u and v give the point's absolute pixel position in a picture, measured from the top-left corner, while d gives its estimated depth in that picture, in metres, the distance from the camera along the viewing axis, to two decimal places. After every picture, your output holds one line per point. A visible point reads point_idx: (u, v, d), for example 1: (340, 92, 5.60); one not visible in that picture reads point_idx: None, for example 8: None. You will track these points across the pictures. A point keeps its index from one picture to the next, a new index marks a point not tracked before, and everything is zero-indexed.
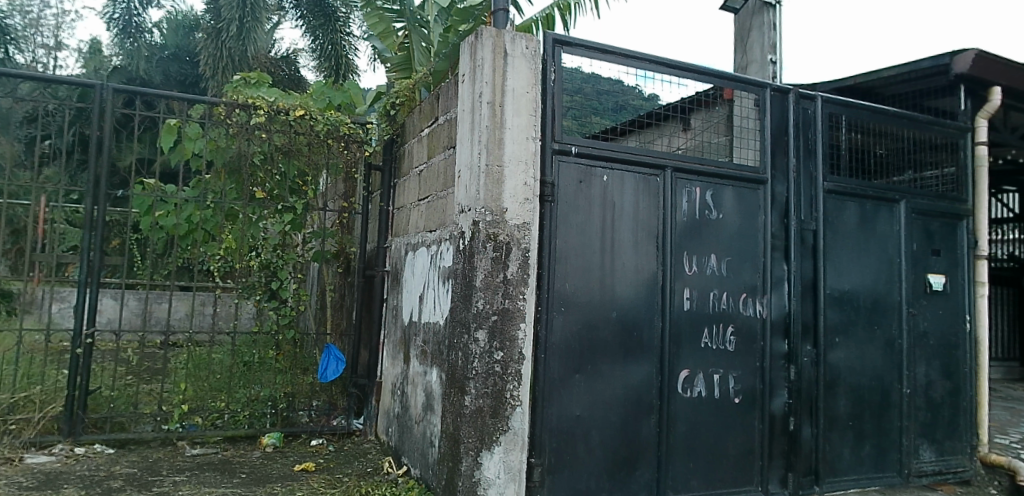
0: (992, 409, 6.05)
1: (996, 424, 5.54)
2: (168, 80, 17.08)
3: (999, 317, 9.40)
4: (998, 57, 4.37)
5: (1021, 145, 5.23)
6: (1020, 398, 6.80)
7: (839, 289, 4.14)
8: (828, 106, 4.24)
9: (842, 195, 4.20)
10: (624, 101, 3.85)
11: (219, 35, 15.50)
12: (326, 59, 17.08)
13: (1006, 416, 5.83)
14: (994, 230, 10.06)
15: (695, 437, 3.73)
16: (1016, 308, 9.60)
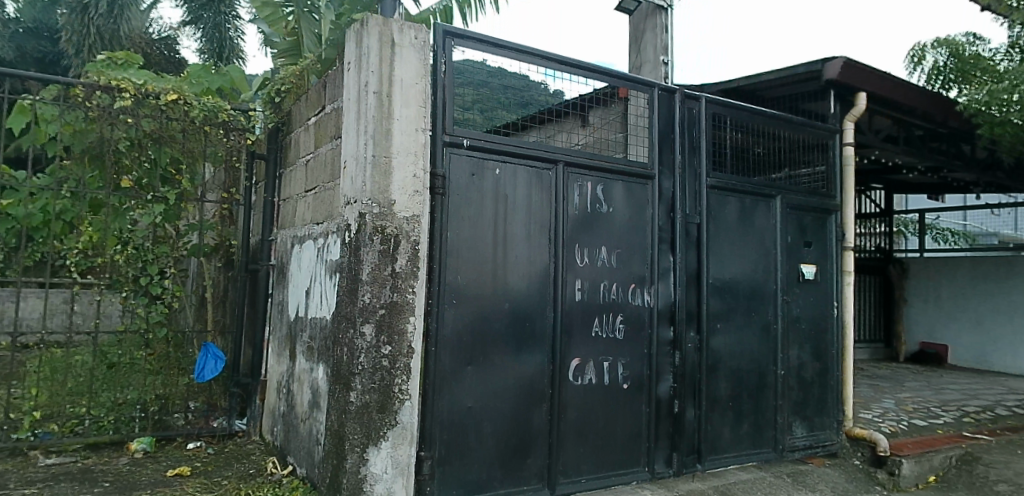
0: (858, 387, 6.61)
1: (861, 400, 6.06)
2: (23, 56, 15.59)
3: (867, 303, 10.36)
4: (863, 64, 4.73)
5: (882, 145, 5.71)
6: (882, 376, 7.48)
7: (720, 278, 4.37)
8: (712, 107, 4.46)
9: (723, 190, 4.43)
10: (530, 97, 3.94)
11: (85, 10, 14.34)
12: (212, 39, 16.67)
13: (869, 393, 6.38)
14: (863, 223, 10.72)
15: (585, 423, 3.84)
16: (882, 295, 10.56)
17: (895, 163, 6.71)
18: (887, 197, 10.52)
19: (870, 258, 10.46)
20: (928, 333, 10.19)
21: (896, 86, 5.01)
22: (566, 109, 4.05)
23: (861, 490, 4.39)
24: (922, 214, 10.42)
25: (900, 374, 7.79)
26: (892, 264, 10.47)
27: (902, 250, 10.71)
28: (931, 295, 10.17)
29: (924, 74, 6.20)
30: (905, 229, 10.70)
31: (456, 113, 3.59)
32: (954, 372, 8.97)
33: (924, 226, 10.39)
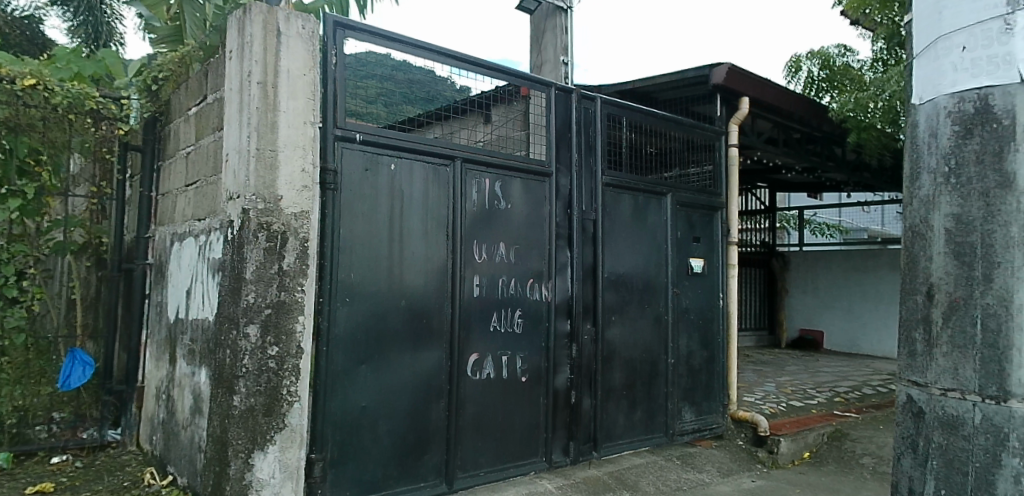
0: (744, 373, 7.08)
1: (746, 384, 6.48)
2: None
3: (750, 295, 11.06)
4: (745, 71, 5.07)
5: (763, 147, 6.11)
6: (765, 361, 8.05)
7: (615, 272, 4.54)
8: (607, 107, 4.61)
9: (618, 187, 4.60)
10: (437, 91, 3.99)
11: None
12: (84, 21, 15.53)
13: (753, 377, 6.85)
14: (748, 218, 11.38)
15: (484, 418, 3.88)
16: (765, 285, 11.32)
17: (776, 163, 7.23)
18: (771, 195, 11.26)
19: (754, 251, 11.18)
20: (806, 320, 11.04)
21: (775, 92, 5.39)
22: (466, 106, 4.08)
23: (742, 469, 4.70)
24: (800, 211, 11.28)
25: (780, 359, 8.39)
26: (776, 257, 11.24)
27: (785, 243, 11.47)
28: (809, 286, 11.02)
29: (801, 83, 6.70)
30: (787, 224, 11.55)
31: (358, 105, 3.63)
32: (827, 356, 9.78)
33: (802, 220, 11.27)
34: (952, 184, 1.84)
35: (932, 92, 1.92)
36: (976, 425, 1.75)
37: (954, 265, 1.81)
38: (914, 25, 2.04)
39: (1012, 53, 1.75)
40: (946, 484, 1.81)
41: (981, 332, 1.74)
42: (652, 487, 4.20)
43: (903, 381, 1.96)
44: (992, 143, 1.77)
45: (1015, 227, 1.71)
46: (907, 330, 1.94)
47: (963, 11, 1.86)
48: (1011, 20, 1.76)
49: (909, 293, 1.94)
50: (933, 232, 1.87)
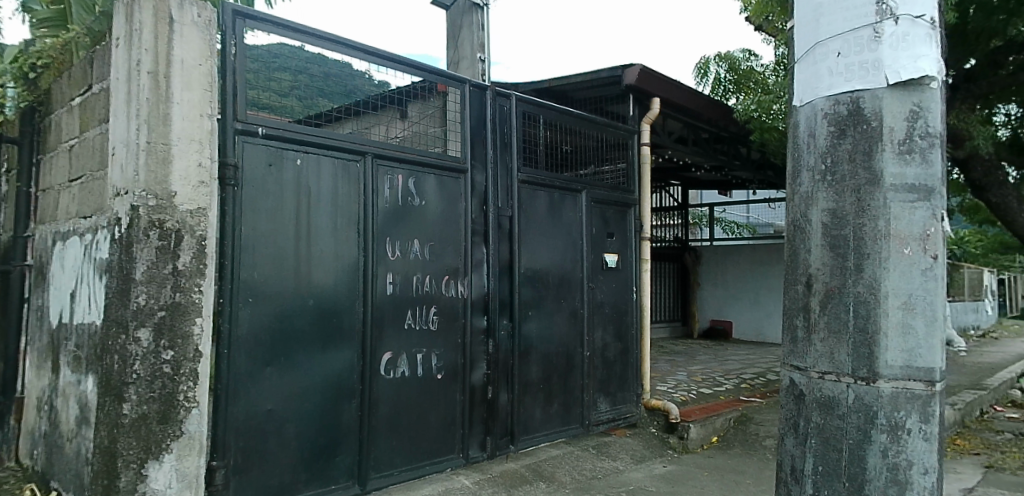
0: (658, 363, 7.35)
1: (659, 373, 6.73)
2: None
3: (664, 288, 11.45)
4: (655, 72, 5.24)
5: (673, 146, 6.40)
6: (678, 351, 8.39)
7: (531, 268, 4.60)
8: (522, 105, 4.64)
9: (534, 184, 4.65)
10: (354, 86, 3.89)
11: None
12: None
13: (665, 367, 7.13)
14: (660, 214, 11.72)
15: (398, 416, 3.84)
16: (678, 279, 11.77)
17: (686, 162, 7.56)
18: (682, 192, 11.56)
19: (666, 246, 11.52)
20: (717, 311, 11.62)
21: (685, 94, 5.60)
22: (385, 102, 4.00)
23: (654, 455, 4.89)
24: (711, 208, 11.62)
25: (692, 349, 8.78)
26: (688, 252, 11.66)
27: (698, 238, 11.89)
28: (720, 278, 11.57)
29: (708, 85, 7.02)
30: (699, 221, 11.84)
31: (269, 98, 3.49)
32: (736, 345, 10.32)
33: (712, 217, 11.62)
34: (826, 179, 1.71)
35: (810, 94, 1.78)
36: (849, 405, 1.63)
37: (828, 257, 1.69)
38: (795, 30, 1.86)
39: (880, 60, 1.63)
40: (821, 460, 1.68)
41: (853, 319, 1.63)
42: (567, 477, 4.31)
43: (786, 366, 1.80)
44: (863, 142, 1.66)
45: (881, 220, 1.61)
46: (790, 319, 1.80)
47: (837, 19, 1.71)
48: (879, 29, 1.63)
49: (791, 283, 1.80)
50: (811, 225, 1.74)
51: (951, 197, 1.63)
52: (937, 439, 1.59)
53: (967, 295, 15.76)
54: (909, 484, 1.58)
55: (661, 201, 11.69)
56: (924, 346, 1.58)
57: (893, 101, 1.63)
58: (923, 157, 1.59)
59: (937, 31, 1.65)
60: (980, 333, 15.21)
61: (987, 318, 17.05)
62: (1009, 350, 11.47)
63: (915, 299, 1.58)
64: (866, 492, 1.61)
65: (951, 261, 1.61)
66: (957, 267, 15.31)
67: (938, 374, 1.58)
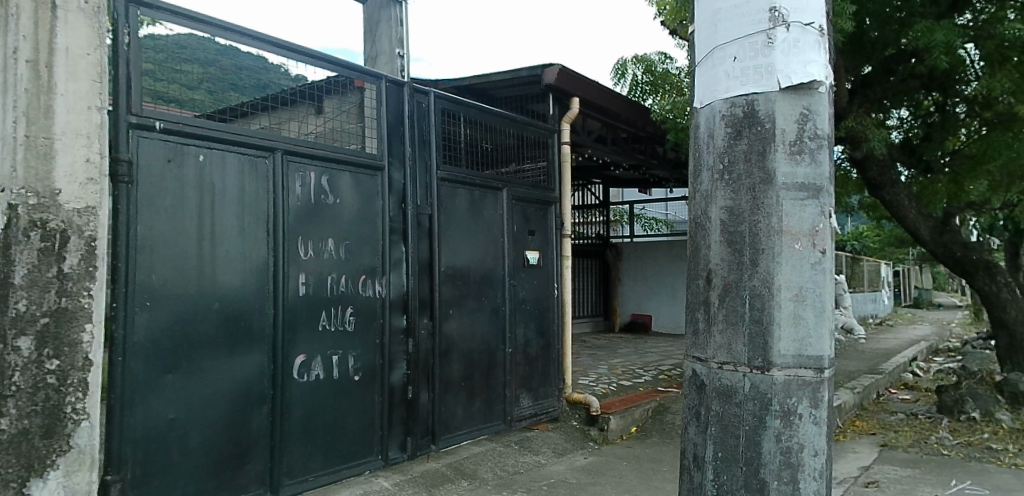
0: (580, 357, 7.50)
1: (580, 367, 6.86)
2: None
3: (587, 284, 11.72)
4: (574, 72, 5.32)
5: (592, 144, 6.53)
6: (600, 345, 8.59)
7: (452, 266, 4.58)
8: (441, 102, 4.60)
9: (454, 182, 4.62)
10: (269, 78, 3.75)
11: None
12: None
13: (587, 361, 7.28)
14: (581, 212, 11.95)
15: (312, 420, 3.74)
16: (601, 275, 12.08)
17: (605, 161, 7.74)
18: (604, 190, 11.81)
19: (588, 243, 11.82)
20: (637, 305, 11.98)
21: (603, 93, 5.72)
22: (294, 96, 3.86)
23: (576, 447, 4.98)
24: (631, 206, 11.89)
25: (613, 342, 8.99)
26: (609, 248, 12.02)
27: (619, 235, 12.20)
28: (639, 273, 11.92)
29: (626, 86, 7.22)
30: (620, 219, 12.14)
31: (176, 90, 3.32)
32: (654, 338, 10.67)
33: (633, 215, 11.96)
34: (725, 178, 1.78)
35: (710, 96, 1.84)
36: (745, 393, 1.71)
37: (725, 253, 1.76)
38: (695, 34, 1.94)
39: (773, 65, 1.72)
40: (720, 446, 1.75)
41: (749, 311, 1.70)
42: (490, 474, 4.33)
43: (688, 357, 1.87)
44: (758, 142, 1.73)
45: (774, 217, 1.69)
46: (692, 312, 1.87)
47: (734, 25, 1.78)
48: (772, 35, 1.71)
49: (693, 277, 1.86)
50: (711, 222, 1.80)
51: (837, 196, 1.74)
52: (825, 422, 1.70)
53: (865, 285, 16.95)
54: (801, 466, 1.68)
55: (583, 199, 11.85)
56: (813, 334, 1.67)
57: (784, 104, 1.72)
58: (811, 158, 1.68)
59: (825, 37, 1.76)
60: (875, 320, 16.37)
61: (883, 307, 18.36)
62: (901, 336, 12.41)
63: (807, 290, 1.67)
64: (761, 476, 1.69)
65: (837, 255, 1.72)
66: (856, 259, 16.42)
67: (826, 362, 1.69)
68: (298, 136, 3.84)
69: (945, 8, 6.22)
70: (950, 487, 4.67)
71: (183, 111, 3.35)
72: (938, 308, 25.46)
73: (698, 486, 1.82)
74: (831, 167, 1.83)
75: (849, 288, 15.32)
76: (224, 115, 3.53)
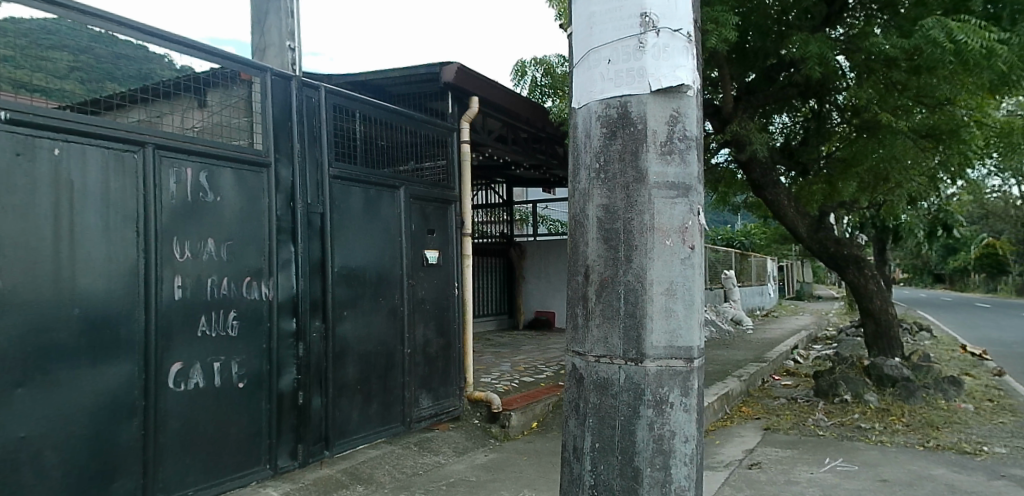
0: (483, 355, 7.53)
1: (484, 366, 6.89)
2: None
3: (491, 283, 11.79)
4: (473, 72, 5.30)
5: (492, 144, 6.53)
6: (503, 343, 8.67)
7: (346, 266, 4.47)
8: (332, 98, 4.47)
9: (346, 181, 4.51)
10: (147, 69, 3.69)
11: None
12: None
13: (491, 359, 7.33)
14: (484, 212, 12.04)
15: (191, 432, 3.53)
16: (505, 274, 12.19)
17: (507, 159, 7.70)
18: (507, 190, 12.01)
19: (493, 243, 11.88)
20: (541, 303, 12.21)
21: (502, 93, 5.78)
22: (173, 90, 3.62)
23: (477, 446, 5.02)
24: (534, 205, 12.10)
25: (517, 340, 9.11)
26: (513, 248, 12.13)
27: (523, 234, 12.34)
28: (543, 272, 12.16)
29: (526, 86, 7.47)
30: (524, 219, 12.32)
31: (42, 79, 3.08)
32: (558, 336, 10.92)
33: (537, 215, 12.17)
34: (601, 177, 1.77)
35: (586, 97, 1.82)
36: (621, 384, 1.69)
37: (602, 250, 1.75)
38: (572, 36, 1.93)
39: (644, 68, 1.72)
40: (598, 437, 1.73)
41: (623, 305, 1.69)
42: (387, 477, 4.28)
43: (569, 351, 1.83)
44: (632, 142, 1.73)
45: (647, 215, 1.69)
46: (572, 307, 1.84)
47: (608, 28, 1.79)
48: (643, 40, 1.72)
49: (573, 273, 1.84)
50: (588, 220, 1.78)
51: (705, 194, 1.77)
52: (695, 408, 1.70)
53: (752, 279, 18.15)
54: (672, 453, 1.68)
55: (487, 198, 11.87)
56: (684, 326, 1.68)
57: (655, 106, 1.72)
58: (681, 158, 1.70)
59: (693, 44, 1.79)
60: (762, 311, 17.52)
61: (768, 299, 19.71)
62: (782, 327, 13.35)
63: (676, 285, 1.68)
64: (635, 464, 1.68)
65: (706, 252, 1.75)
66: (743, 256, 17.51)
67: (696, 352, 1.70)
68: (179, 132, 3.66)
69: (819, 22, 6.79)
70: (824, 464, 5.06)
71: (49, 103, 3.10)
72: (819, 300, 27.65)
73: (577, 479, 1.79)
74: (702, 167, 1.85)
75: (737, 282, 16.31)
76: (94, 108, 3.28)
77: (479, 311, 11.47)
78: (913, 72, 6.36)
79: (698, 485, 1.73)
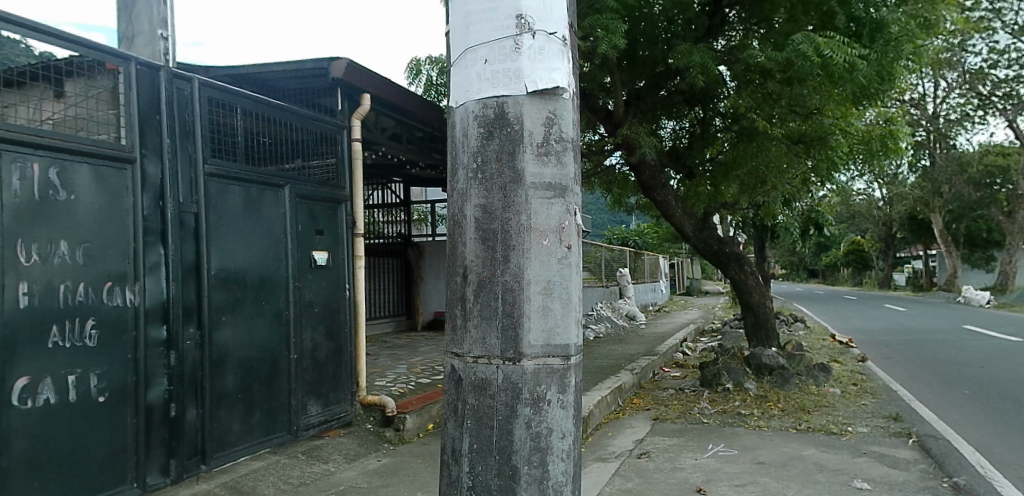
0: (379, 358, 7.38)
1: (379, 369, 6.75)
2: None
3: (389, 284, 11.61)
4: (364, 69, 5.19)
5: (386, 142, 6.53)
6: (401, 345, 8.55)
7: (225, 269, 4.24)
8: (206, 91, 4.21)
9: (223, 178, 4.27)
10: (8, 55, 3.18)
11: None
12: None
13: (387, 361, 7.20)
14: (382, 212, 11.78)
15: (41, 454, 3.17)
16: (404, 274, 12.02)
17: (402, 159, 7.70)
18: (405, 189, 11.81)
19: (392, 243, 11.70)
20: (440, 303, 12.16)
21: (395, 92, 5.70)
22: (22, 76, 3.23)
23: (369, 450, 4.93)
24: (433, 206, 12.00)
25: (415, 341, 9.00)
26: (411, 248, 12.00)
27: (422, 234, 12.23)
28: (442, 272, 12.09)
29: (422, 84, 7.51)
30: (424, 219, 12.19)
31: None
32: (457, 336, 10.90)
33: (436, 215, 12.08)
34: (478, 177, 1.65)
35: (463, 96, 1.70)
36: (499, 384, 1.58)
37: (480, 249, 1.62)
38: (449, 35, 1.81)
39: (520, 69, 1.63)
40: (476, 437, 1.61)
41: (502, 305, 1.58)
42: (271, 488, 4.08)
43: (446, 352, 1.70)
44: (509, 143, 1.62)
45: (524, 215, 1.59)
46: (452, 308, 1.70)
47: (485, 28, 1.68)
48: (519, 41, 1.64)
49: (452, 274, 1.70)
50: (465, 220, 1.65)
51: (582, 195, 1.69)
52: (572, 404, 1.63)
53: (645, 276, 19.01)
54: (549, 449, 1.59)
55: (384, 198, 11.64)
56: (561, 323, 1.60)
57: (531, 108, 1.63)
58: (557, 158, 1.61)
59: (569, 48, 1.72)
60: (655, 307, 18.34)
61: (662, 295, 20.72)
62: (673, 321, 14.07)
63: (554, 284, 1.59)
64: (513, 462, 1.58)
65: (583, 251, 1.67)
66: (637, 254, 18.18)
67: (573, 349, 1.62)
68: (31, 123, 3.29)
69: (702, 33, 7.24)
70: (707, 450, 5.35)
71: None
72: (709, 295, 29.29)
73: (455, 480, 1.67)
74: (579, 168, 1.78)
75: (632, 280, 16.97)
76: None
77: (375, 313, 11.22)
78: (786, 83, 6.80)
79: (576, 481, 1.65)
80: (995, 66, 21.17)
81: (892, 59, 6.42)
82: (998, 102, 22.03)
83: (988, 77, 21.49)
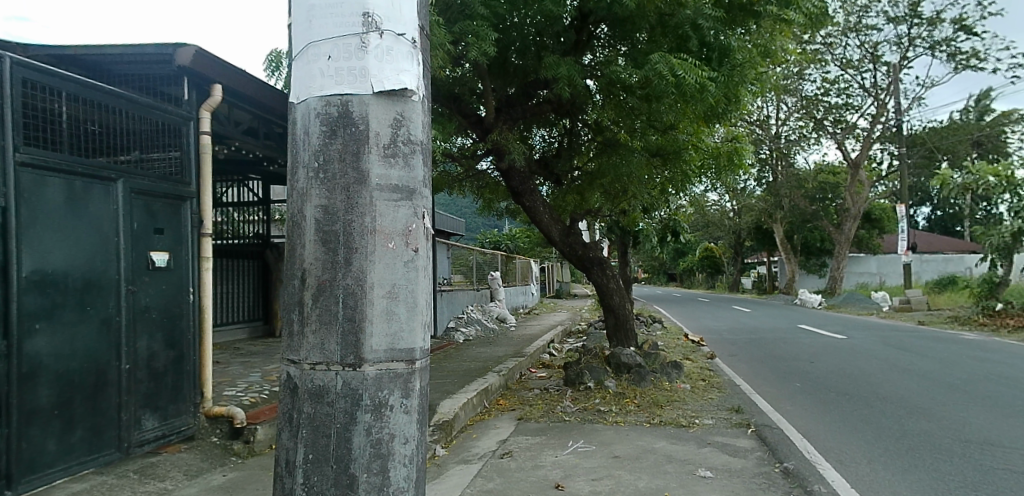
0: (228, 366, 6.95)
1: (229, 377, 6.35)
2: None
3: (244, 287, 10.98)
4: (217, 58, 4.86)
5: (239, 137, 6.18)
6: (254, 352, 8.09)
7: (40, 270, 3.75)
8: (19, 70, 3.72)
9: (41, 170, 3.80)
10: None
11: None
12: None
13: (238, 369, 6.79)
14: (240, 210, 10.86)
15: None
16: (261, 277, 11.42)
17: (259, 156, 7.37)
18: (265, 188, 10.96)
19: (249, 244, 11.05)
20: None
21: (250, 84, 5.43)
22: None
23: (214, 465, 4.61)
24: None
25: (271, 348, 8.58)
26: (270, 249, 11.40)
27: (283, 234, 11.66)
28: None
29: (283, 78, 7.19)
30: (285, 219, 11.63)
31: None
32: None
33: None
34: (320, 176, 1.54)
35: (305, 92, 1.58)
36: (338, 391, 1.47)
37: (320, 252, 1.51)
38: (290, 27, 1.68)
39: (366, 69, 1.54)
40: (311, 447, 1.48)
41: (343, 310, 1.48)
42: None
43: (281, 358, 1.56)
44: (353, 142, 1.53)
45: (367, 217, 1.50)
46: (287, 313, 1.57)
47: (329, 23, 1.58)
48: (366, 39, 1.55)
49: (289, 278, 1.57)
50: (305, 221, 1.53)
51: (430, 198, 1.63)
52: (417, 409, 1.55)
53: (516, 280, 19.41)
54: (391, 455, 1.50)
55: (241, 196, 10.76)
56: (406, 327, 1.52)
57: (378, 108, 1.55)
58: (404, 161, 1.53)
59: (419, 50, 1.66)
60: (525, 310, 18.83)
61: (532, 298, 21.30)
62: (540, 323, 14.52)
63: (399, 287, 1.51)
64: (351, 471, 1.47)
65: (430, 254, 1.61)
66: (508, 258, 18.57)
67: (419, 352, 1.55)
68: None
69: (569, 47, 7.51)
70: (566, 447, 5.55)
71: None
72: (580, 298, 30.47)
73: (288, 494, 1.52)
74: (430, 171, 1.71)
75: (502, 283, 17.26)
76: None
77: (226, 318, 10.58)
78: (644, 100, 7.22)
79: (419, 485, 1.57)
80: (826, 94, 23.95)
81: (737, 83, 7.04)
82: (829, 127, 24.92)
83: (820, 104, 24.27)
